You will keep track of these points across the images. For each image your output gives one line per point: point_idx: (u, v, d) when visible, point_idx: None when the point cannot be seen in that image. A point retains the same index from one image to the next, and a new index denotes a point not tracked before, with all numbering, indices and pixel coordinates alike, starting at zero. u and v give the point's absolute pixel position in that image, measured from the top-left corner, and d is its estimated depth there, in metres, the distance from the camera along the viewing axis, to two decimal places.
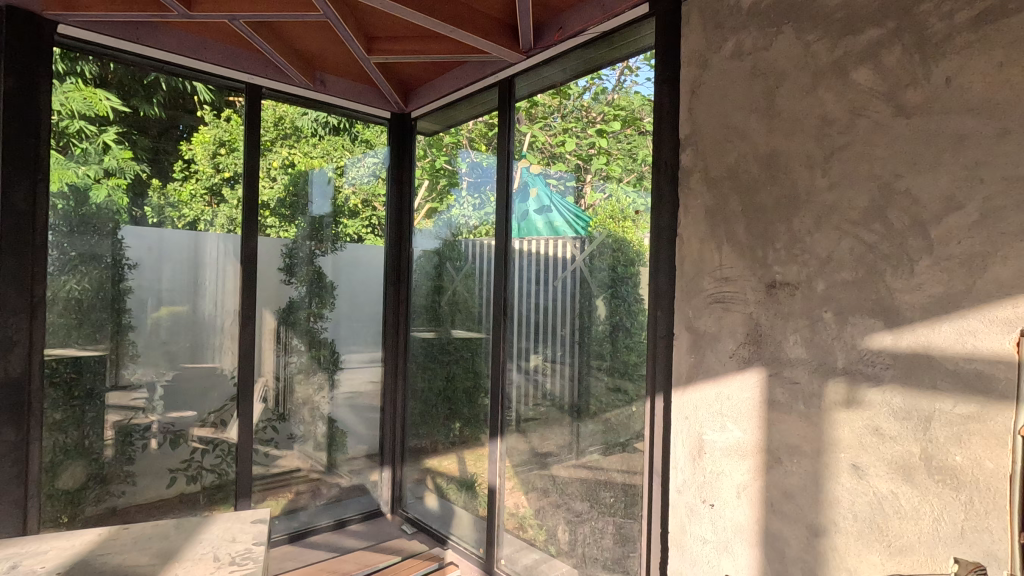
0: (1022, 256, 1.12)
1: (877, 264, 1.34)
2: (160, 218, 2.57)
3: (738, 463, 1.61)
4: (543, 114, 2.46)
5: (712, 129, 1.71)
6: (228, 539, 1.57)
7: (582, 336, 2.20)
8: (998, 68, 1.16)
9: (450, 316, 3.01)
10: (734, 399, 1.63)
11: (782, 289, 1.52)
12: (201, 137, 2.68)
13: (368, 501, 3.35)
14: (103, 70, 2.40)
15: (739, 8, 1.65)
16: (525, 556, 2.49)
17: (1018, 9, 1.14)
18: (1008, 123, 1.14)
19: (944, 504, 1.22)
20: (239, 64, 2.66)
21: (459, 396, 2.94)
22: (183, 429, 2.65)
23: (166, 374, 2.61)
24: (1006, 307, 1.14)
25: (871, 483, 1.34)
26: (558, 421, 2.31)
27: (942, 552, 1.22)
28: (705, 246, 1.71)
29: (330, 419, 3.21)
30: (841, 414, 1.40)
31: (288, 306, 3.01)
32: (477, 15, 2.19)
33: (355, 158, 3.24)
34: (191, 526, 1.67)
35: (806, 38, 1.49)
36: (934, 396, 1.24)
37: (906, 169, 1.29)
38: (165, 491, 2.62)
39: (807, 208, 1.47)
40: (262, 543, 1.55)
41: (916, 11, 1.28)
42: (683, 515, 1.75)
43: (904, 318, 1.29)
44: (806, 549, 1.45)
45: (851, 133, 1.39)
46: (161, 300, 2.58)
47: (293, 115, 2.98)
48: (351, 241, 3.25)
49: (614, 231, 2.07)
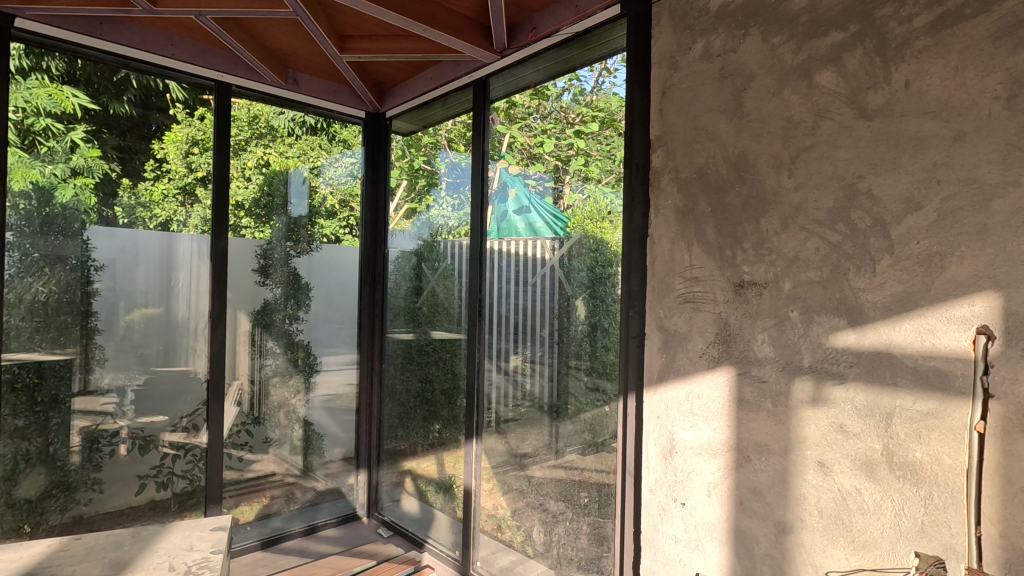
0: (977, 256, 1.15)
1: (841, 264, 1.36)
2: (131, 218, 2.51)
3: (708, 461, 1.62)
4: (521, 115, 2.44)
5: (683, 130, 1.72)
6: (186, 548, 1.54)
7: (561, 336, 2.20)
8: (954, 72, 1.19)
9: (429, 317, 2.99)
10: (704, 397, 1.64)
11: (750, 289, 1.53)
12: (174, 136, 2.62)
13: (343, 504, 3.31)
14: (70, 67, 2.34)
15: (708, 10, 1.67)
16: (501, 557, 2.49)
17: (973, 14, 1.17)
18: (964, 126, 1.17)
19: (905, 499, 1.25)
20: (209, 61, 2.60)
21: (438, 398, 2.92)
22: (153, 435, 2.58)
23: (138, 379, 2.54)
24: (962, 305, 1.17)
25: (836, 480, 1.36)
26: (538, 421, 2.30)
27: (904, 547, 1.25)
28: (675, 246, 1.72)
29: (306, 422, 3.16)
30: (807, 412, 1.42)
31: (263, 308, 2.96)
32: (451, 15, 2.18)
33: (332, 158, 3.20)
34: (148, 536, 1.62)
35: (772, 41, 1.51)
36: (896, 393, 1.27)
37: (867, 170, 1.32)
38: (135, 498, 2.55)
39: (774, 208, 1.49)
40: (221, 551, 1.53)
41: (877, 16, 1.31)
42: (655, 513, 1.76)
43: (866, 317, 1.31)
44: (773, 545, 1.47)
45: (816, 135, 1.41)
46: (133, 303, 2.52)
47: (268, 114, 2.94)
48: (328, 242, 3.21)
49: (593, 232, 2.06)
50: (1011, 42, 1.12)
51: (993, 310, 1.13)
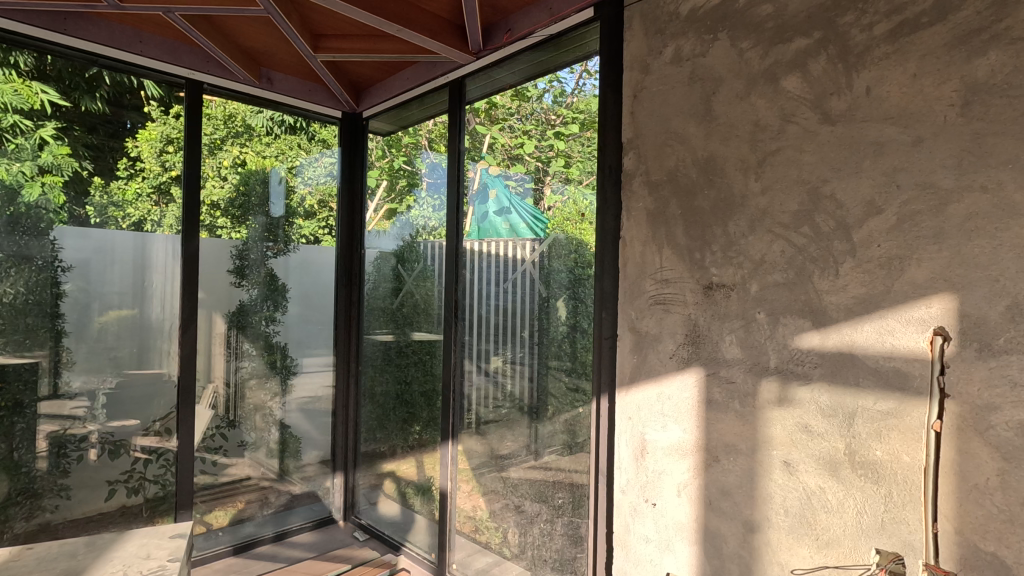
0: (934, 259, 1.18)
1: (806, 266, 1.38)
2: (102, 218, 2.46)
3: (678, 462, 1.64)
4: (502, 116, 2.41)
5: (654, 133, 1.74)
6: (142, 556, 1.53)
7: (541, 337, 2.17)
8: (912, 79, 1.22)
9: (409, 318, 2.95)
10: (674, 398, 1.65)
11: (719, 291, 1.55)
12: (148, 134, 2.57)
13: (319, 508, 3.27)
14: (40, 62, 2.29)
15: (678, 15, 1.69)
16: (477, 559, 2.48)
17: (930, 23, 1.19)
18: (921, 132, 1.20)
19: (867, 497, 1.27)
20: (180, 59, 2.54)
21: (417, 399, 2.89)
22: (124, 439, 2.53)
23: (109, 382, 2.49)
24: (921, 307, 1.20)
25: (801, 479, 1.38)
26: (517, 422, 2.28)
27: (865, 544, 1.27)
28: (647, 248, 1.74)
29: (282, 424, 3.11)
30: (774, 412, 1.44)
31: (238, 309, 2.91)
32: (426, 15, 2.17)
33: (310, 158, 3.17)
34: (103, 544, 1.60)
35: (740, 46, 1.53)
36: (857, 393, 1.29)
37: (831, 174, 1.34)
38: (104, 504, 2.49)
39: (741, 212, 1.51)
40: (178, 559, 1.53)
41: (839, 23, 1.34)
42: (627, 514, 1.77)
43: (829, 318, 1.34)
44: (742, 545, 1.48)
45: (782, 139, 1.43)
46: (106, 304, 2.47)
47: (245, 113, 2.90)
48: (306, 242, 3.17)
49: (572, 233, 2.04)
50: (966, 51, 1.15)
51: (948, 311, 1.16)
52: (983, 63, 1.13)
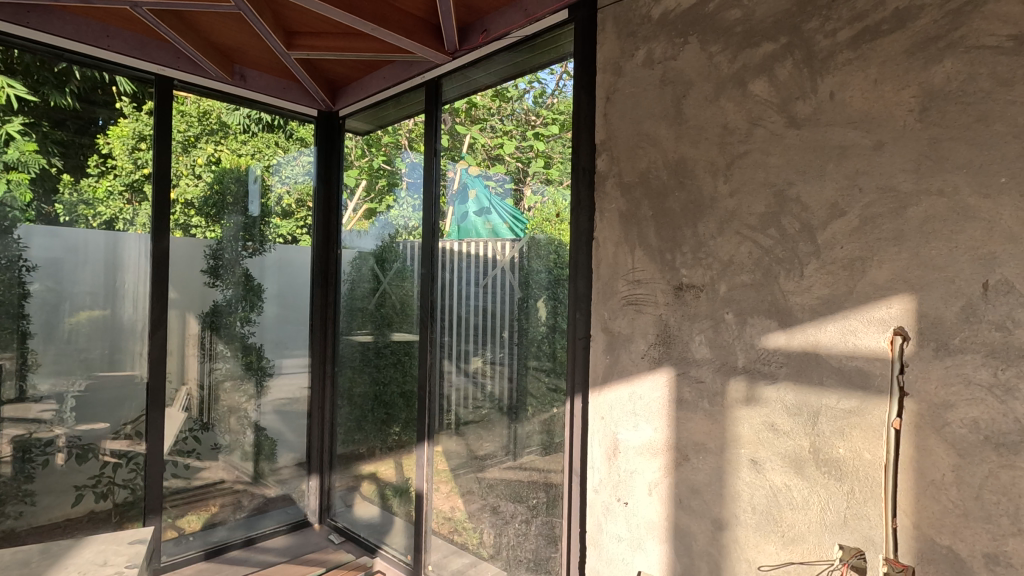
0: (894, 261, 1.21)
1: (772, 267, 1.40)
2: (72, 216, 2.40)
3: (649, 461, 1.65)
4: (482, 116, 2.38)
5: (626, 135, 1.75)
6: (99, 563, 1.64)
7: (520, 337, 2.16)
8: (873, 84, 1.25)
9: (388, 319, 2.91)
10: (645, 398, 1.67)
11: (689, 292, 1.57)
12: (119, 131, 2.52)
13: (294, 511, 3.23)
14: (6, 55, 2.23)
15: (650, 18, 1.70)
16: (453, 560, 2.48)
17: (890, 30, 1.23)
18: (882, 136, 1.23)
19: (830, 494, 1.30)
20: (149, 54, 2.50)
21: (396, 400, 2.85)
22: (93, 443, 2.47)
23: (79, 384, 2.43)
24: (882, 308, 1.23)
25: (767, 476, 1.40)
26: (496, 423, 2.26)
27: (828, 540, 1.30)
28: (619, 249, 1.75)
29: (257, 427, 3.07)
30: (741, 411, 1.46)
31: (212, 310, 2.86)
32: (402, 14, 2.16)
33: (287, 157, 3.13)
34: (58, 552, 1.71)
35: (710, 50, 1.55)
36: (821, 393, 1.32)
37: (796, 177, 1.37)
38: (71, 510, 2.43)
39: (710, 213, 1.53)
40: (135, 566, 1.65)
41: (804, 29, 1.36)
42: (599, 513, 1.79)
43: (795, 318, 1.36)
44: (710, 542, 1.50)
45: (750, 142, 1.45)
46: (76, 305, 2.42)
47: (220, 110, 2.86)
48: (283, 242, 3.13)
49: (552, 234, 2.03)
50: (923, 58, 1.18)
51: (907, 311, 1.19)
52: (940, 69, 1.16)
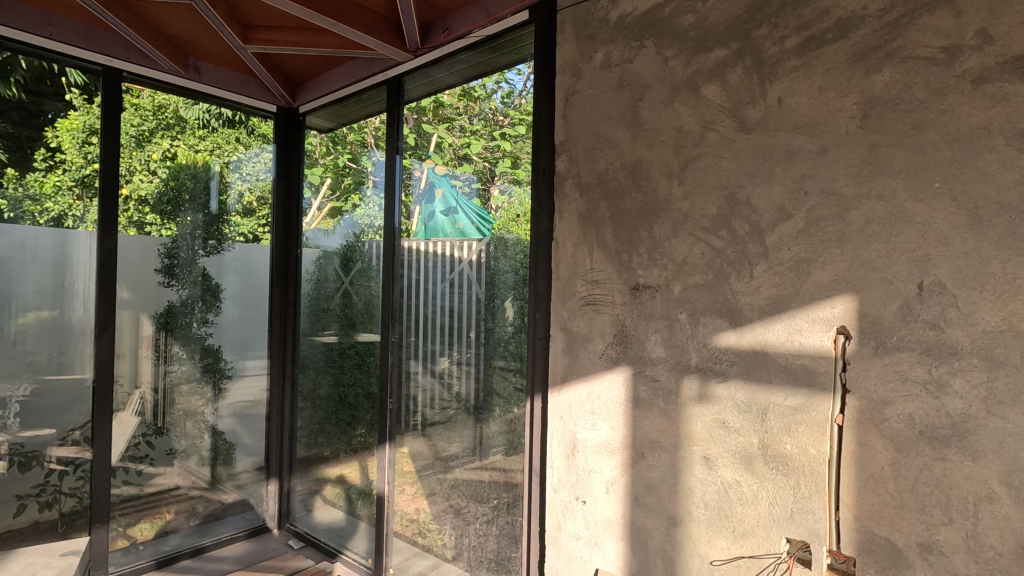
0: (837, 262, 1.25)
1: (724, 268, 1.43)
2: (16, 212, 2.28)
3: (606, 459, 1.67)
4: (449, 116, 2.35)
5: (585, 136, 1.77)
6: None
7: (487, 338, 2.15)
8: (818, 91, 1.29)
9: (353, 319, 2.86)
10: (603, 397, 1.69)
11: (645, 292, 1.59)
12: (69, 124, 2.41)
13: (252, 517, 3.15)
14: None
15: (608, 21, 1.72)
16: (415, 563, 2.46)
17: (833, 39, 1.27)
18: (826, 142, 1.27)
19: (778, 489, 1.33)
20: (97, 44, 2.39)
21: (362, 401, 2.80)
22: (37, 450, 2.35)
23: (24, 388, 2.31)
24: (825, 308, 1.27)
25: (719, 473, 1.43)
26: (462, 423, 2.25)
27: (776, 533, 1.34)
28: (578, 249, 1.76)
29: (215, 430, 2.98)
30: (694, 409, 1.49)
31: (167, 310, 2.77)
32: (363, 11, 2.13)
33: (249, 153, 3.05)
34: None
35: (665, 53, 1.57)
36: (769, 390, 1.35)
37: (747, 180, 1.40)
38: (13, 521, 2.30)
39: (665, 215, 1.55)
40: None
41: (754, 35, 1.40)
42: (558, 512, 1.80)
43: (745, 318, 1.39)
44: (665, 539, 1.53)
45: (703, 146, 1.48)
46: (22, 305, 2.31)
47: (177, 104, 2.77)
48: (243, 241, 3.05)
49: (519, 234, 2.02)
50: (864, 67, 1.23)
51: (849, 311, 1.23)
52: (879, 78, 1.20)
